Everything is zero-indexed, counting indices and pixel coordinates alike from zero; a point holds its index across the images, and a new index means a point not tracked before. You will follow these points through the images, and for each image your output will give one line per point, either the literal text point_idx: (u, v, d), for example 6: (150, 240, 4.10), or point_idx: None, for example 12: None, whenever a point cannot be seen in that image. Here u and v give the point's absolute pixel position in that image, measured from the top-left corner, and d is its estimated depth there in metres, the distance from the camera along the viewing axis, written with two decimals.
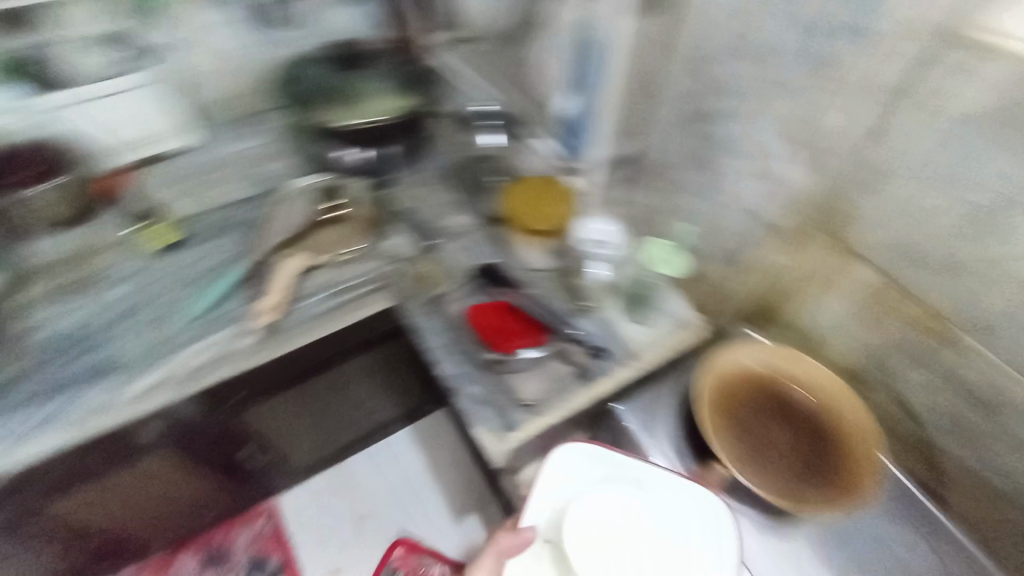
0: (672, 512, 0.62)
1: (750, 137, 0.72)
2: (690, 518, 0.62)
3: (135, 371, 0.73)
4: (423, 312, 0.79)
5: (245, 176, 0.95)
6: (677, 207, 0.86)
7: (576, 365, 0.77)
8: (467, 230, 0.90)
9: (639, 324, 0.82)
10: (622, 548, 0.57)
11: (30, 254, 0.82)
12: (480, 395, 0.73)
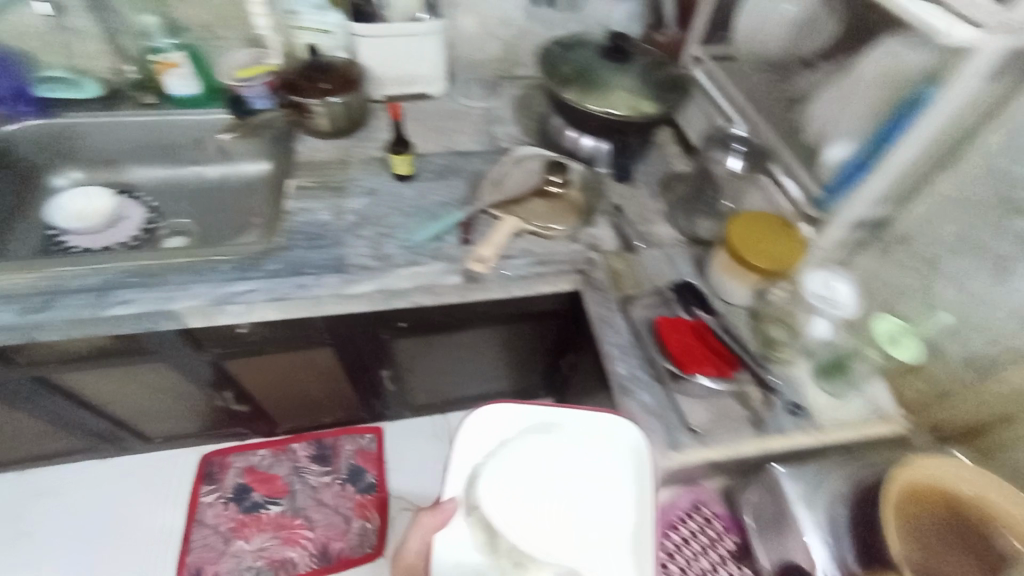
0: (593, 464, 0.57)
1: None
2: (584, 445, 0.58)
3: (357, 267, 0.81)
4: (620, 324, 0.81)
5: (485, 132, 1.07)
6: (930, 295, 0.73)
7: (754, 412, 0.73)
8: (670, 243, 0.92)
9: (828, 394, 0.76)
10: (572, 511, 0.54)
11: (305, 155, 0.98)
12: (650, 405, 0.72)
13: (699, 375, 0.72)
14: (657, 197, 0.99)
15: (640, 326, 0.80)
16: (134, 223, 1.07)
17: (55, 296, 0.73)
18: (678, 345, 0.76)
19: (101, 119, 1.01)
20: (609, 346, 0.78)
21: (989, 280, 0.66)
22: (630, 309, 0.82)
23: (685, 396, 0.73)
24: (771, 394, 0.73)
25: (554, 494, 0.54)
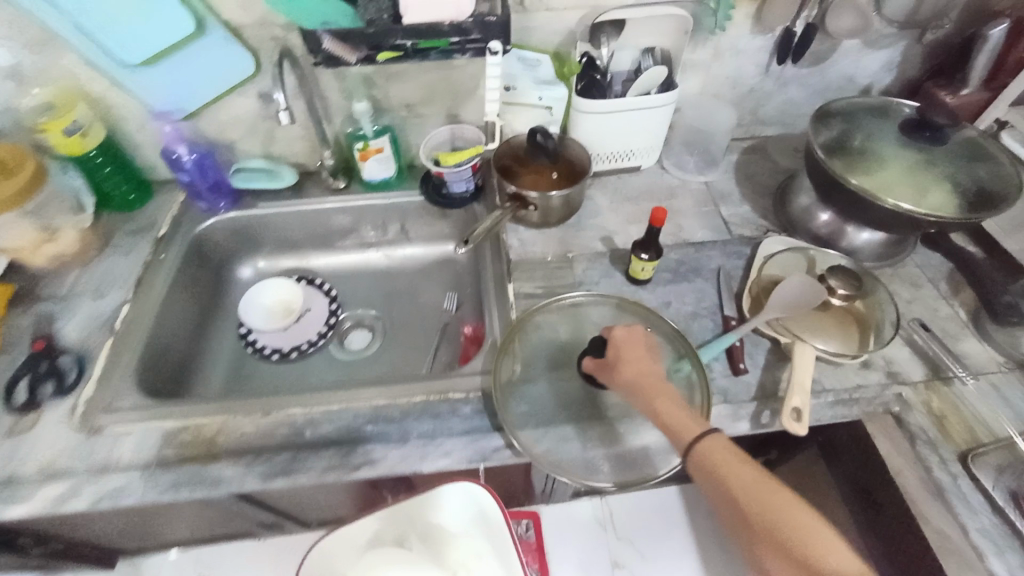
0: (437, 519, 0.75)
1: None
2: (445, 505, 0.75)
3: (625, 414, 0.68)
4: (972, 497, 0.62)
5: (715, 213, 0.91)
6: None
7: None
8: (994, 368, 0.72)
9: None
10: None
11: (520, 250, 0.85)
12: None
13: None
14: (951, 299, 0.79)
15: (1002, 503, 0.61)
16: (320, 317, 0.95)
17: (299, 452, 0.65)
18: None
19: (292, 209, 0.94)
20: (971, 533, 0.60)
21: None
22: (982, 473, 0.63)
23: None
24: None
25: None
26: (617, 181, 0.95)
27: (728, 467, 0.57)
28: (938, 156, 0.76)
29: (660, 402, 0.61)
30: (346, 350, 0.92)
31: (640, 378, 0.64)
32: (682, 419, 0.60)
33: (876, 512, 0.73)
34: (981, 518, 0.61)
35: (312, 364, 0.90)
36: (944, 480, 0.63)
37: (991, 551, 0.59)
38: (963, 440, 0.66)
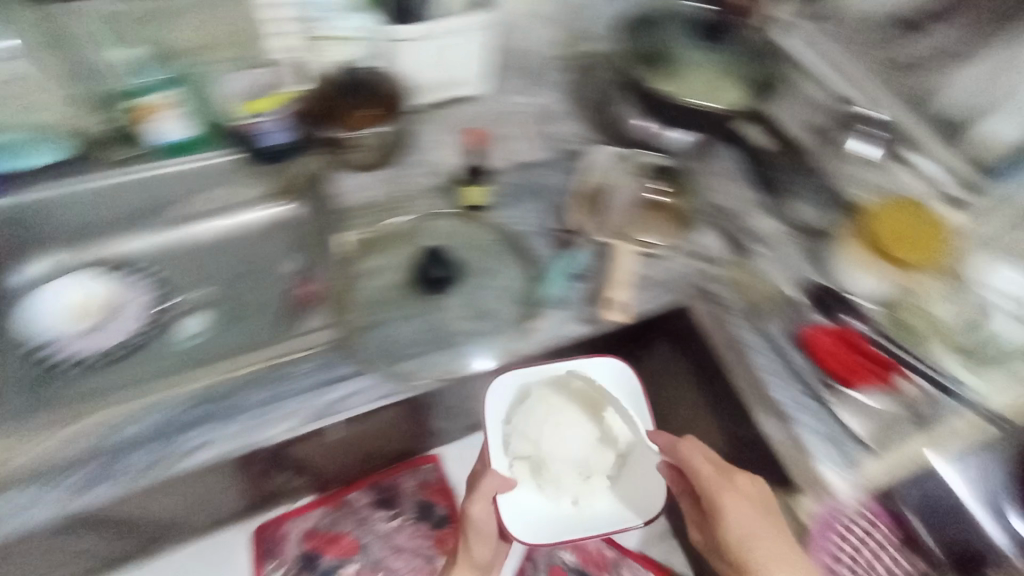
0: (580, 385, 0.70)
1: None
2: (595, 376, 0.69)
3: (468, 338, 0.69)
4: (763, 345, 0.74)
5: (544, 135, 0.92)
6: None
7: (912, 407, 0.71)
8: (780, 236, 0.84)
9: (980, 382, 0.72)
10: (576, 451, 0.68)
11: (349, 197, 0.80)
12: (823, 431, 0.69)
13: (864, 393, 0.71)
14: (747, 184, 0.89)
15: (783, 346, 0.74)
16: (135, 312, 0.81)
17: (118, 454, 0.58)
18: (840, 364, 0.72)
19: (66, 189, 0.79)
20: (760, 374, 0.72)
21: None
22: (764, 324, 0.76)
23: (842, 409, 0.70)
24: (932, 399, 0.71)
25: (564, 454, 0.68)
26: (446, 111, 0.92)
27: (711, 499, 0.66)
28: (725, 57, 0.85)
29: (704, 479, 0.66)
30: (174, 340, 0.80)
31: (691, 462, 0.66)
32: (707, 462, 0.67)
33: (715, 383, 0.77)
34: (772, 360, 0.73)
35: (131, 368, 0.76)
36: (743, 338, 0.74)
37: (777, 387, 0.71)
38: (756, 301, 0.77)
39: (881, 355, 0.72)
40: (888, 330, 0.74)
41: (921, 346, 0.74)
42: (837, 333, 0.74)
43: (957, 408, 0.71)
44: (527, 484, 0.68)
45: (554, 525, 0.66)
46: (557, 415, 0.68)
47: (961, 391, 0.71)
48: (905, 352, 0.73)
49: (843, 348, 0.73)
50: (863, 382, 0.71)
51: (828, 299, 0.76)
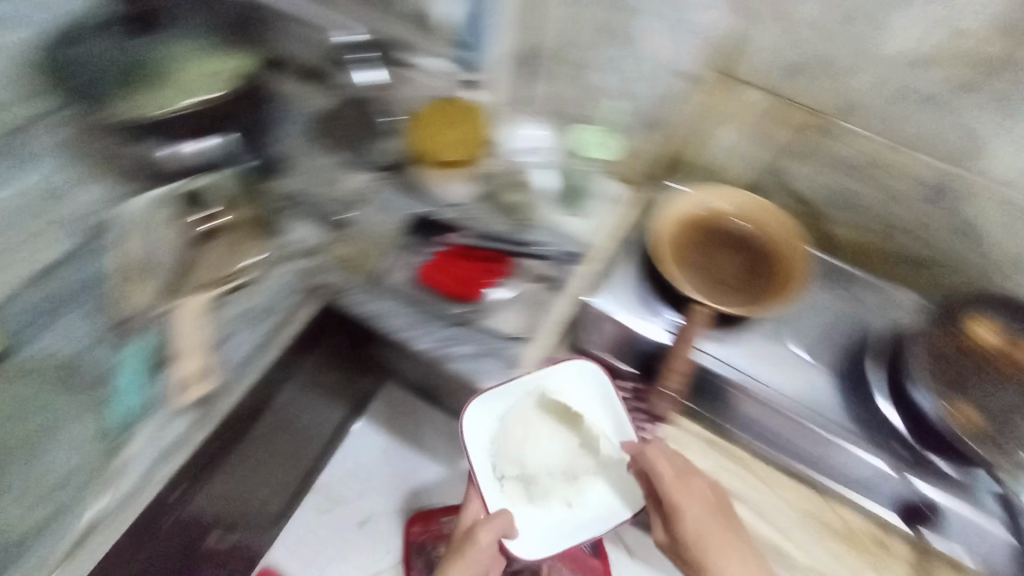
0: (562, 392, 0.70)
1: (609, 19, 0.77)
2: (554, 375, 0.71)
3: (51, 521, 0.55)
4: (394, 303, 0.71)
5: (59, 229, 0.74)
6: (588, 89, 0.86)
7: (539, 277, 0.76)
8: (368, 186, 0.79)
9: (572, 215, 0.82)
10: (551, 459, 0.69)
11: None
12: (474, 349, 0.71)
13: (488, 293, 0.72)
14: (315, 148, 0.80)
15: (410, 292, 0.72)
16: None
17: None
18: (457, 288, 0.72)
19: None
20: (401, 333, 0.70)
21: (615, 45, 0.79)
22: (385, 284, 0.72)
23: (487, 317, 0.72)
24: (551, 259, 0.77)
25: (532, 466, 0.69)
26: None
27: (672, 506, 0.65)
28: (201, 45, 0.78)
29: (674, 492, 0.65)
30: None
31: (677, 478, 0.66)
32: (673, 469, 0.66)
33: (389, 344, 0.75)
34: (409, 312, 0.71)
35: None
36: (373, 309, 0.71)
37: (421, 335, 0.70)
38: (367, 263, 0.73)
39: (484, 245, 0.75)
40: (482, 222, 0.77)
41: (513, 218, 0.79)
42: (439, 257, 0.74)
43: (569, 249, 0.78)
44: (519, 502, 0.70)
45: (538, 535, 0.68)
46: (546, 424, 0.71)
47: (559, 233, 0.79)
48: (504, 233, 0.77)
49: (452, 262, 0.74)
50: (482, 288, 0.72)
51: (420, 229, 0.76)
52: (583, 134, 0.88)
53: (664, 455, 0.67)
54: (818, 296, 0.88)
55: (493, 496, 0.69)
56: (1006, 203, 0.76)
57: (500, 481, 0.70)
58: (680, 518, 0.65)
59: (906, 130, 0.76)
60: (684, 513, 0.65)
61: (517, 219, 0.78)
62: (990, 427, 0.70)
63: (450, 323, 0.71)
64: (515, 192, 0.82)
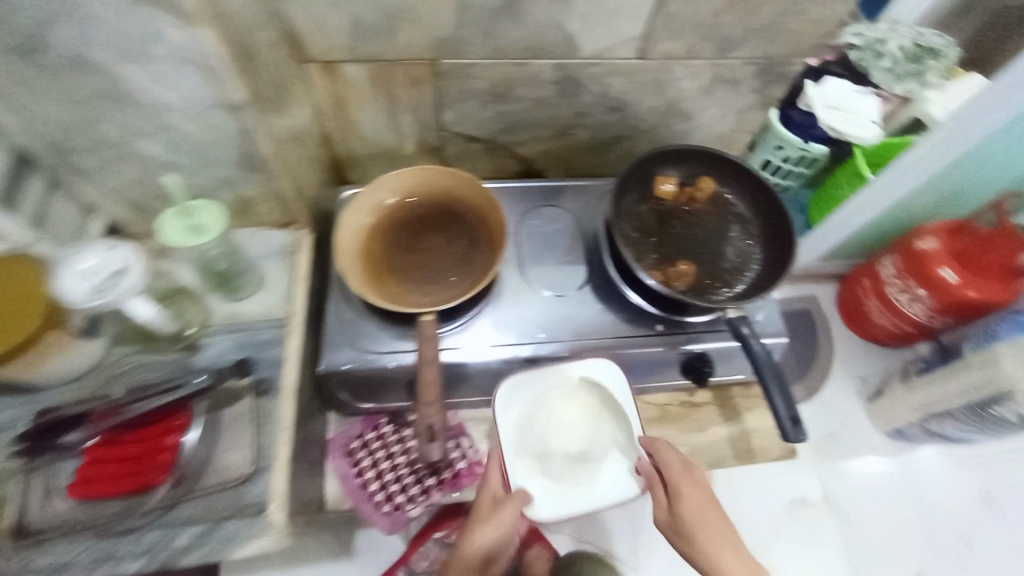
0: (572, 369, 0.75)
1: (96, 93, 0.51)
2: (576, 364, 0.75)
3: None
4: (79, 538, 0.56)
5: None
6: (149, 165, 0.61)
7: (245, 394, 0.64)
8: None
9: (242, 301, 0.71)
10: (566, 445, 0.73)
11: None
12: (205, 525, 0.58)
13: (178, 453, 0.59)
14: None
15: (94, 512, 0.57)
16: None
17: None
18: (125, 478, 0.57)
19: None
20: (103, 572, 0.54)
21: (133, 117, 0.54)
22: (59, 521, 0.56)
23: (206, 474, 0.61)
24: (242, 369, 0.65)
25: (556, 447, 0.73)
26: None
27: (677, 490, 0.67)
28: None
29: (681, 479, 0.67)
30: None
31: (676, 468, 0.68)
32: (678, 461, 0.69)
33: None
34: (107, 536, 0.56)
35: None
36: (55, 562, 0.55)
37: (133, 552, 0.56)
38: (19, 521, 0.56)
39: (138, 418, 0.58)
40: (138, 376, 0.64)
41: (175, 346, 0.67)
42: (94, 456, 0.58)
43: (263, 343, 0.68)
44: (544, 482, 0.72)
45: (562, 504, 0.71)
46: (559, 408, 0.75)
47: (237, 331, 0.69)
48: (170, 372, 0.65)
49: (116, 453, 0.58)
50: (157, 455, 0.58)
51: (44, 446, 0.57)
52: (170, 239, 0.58)
53: (669, 454, 0.69)
54: (518, 224, 0.87)
55: (523, 471, 0.72)
56: (620, 72, 0.79)
57: (525, 461, 0.72)
58: (687, 503, 0.66)
59: (506, 48, 0.73)
60: (688, 501, 0.66)
61: (177, 344, 0.66)
62: (701, 270, 0.79)
63: (164, 513, 0.58)
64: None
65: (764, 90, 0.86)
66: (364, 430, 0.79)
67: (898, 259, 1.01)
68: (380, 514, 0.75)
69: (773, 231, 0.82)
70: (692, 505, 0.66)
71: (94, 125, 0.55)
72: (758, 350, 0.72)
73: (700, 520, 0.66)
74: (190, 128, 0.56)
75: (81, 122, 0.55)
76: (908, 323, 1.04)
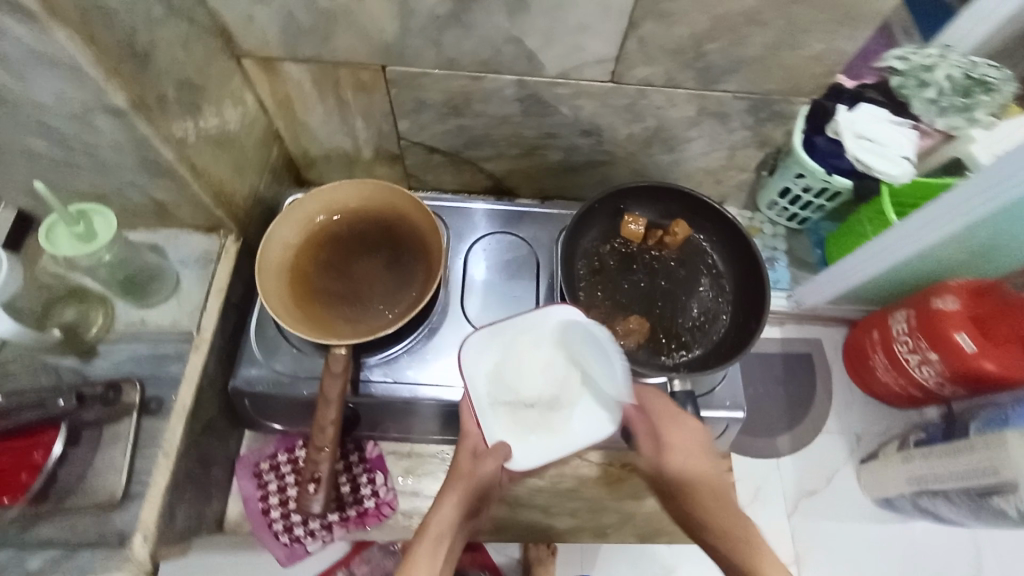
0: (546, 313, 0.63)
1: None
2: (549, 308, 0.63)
3: None
4: None
5: None
6: (51, 166, 0.58)
7: (129, 409, 0.58)
8: None
9: (148, 308, 0.65)
10: (543, 394, 0.61)
11: None
12: (62, 551, 0.54)
13: (39, 475, 0.54)
14: None
15: None
16: None
17: None
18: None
19: None
20: None
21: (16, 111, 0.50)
22: None
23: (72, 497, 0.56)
24: (131, 383, 0.60)
25: (530, 398, 0.61)
26: None
27: (666, 438, 0.62)
28: None
29: (668, 430, 0.62)
30: None
31: (663, 412, 0.62)
32: (665, 408, 0.63)
33: None
34: None
35: None
36: None
37: None
38: None
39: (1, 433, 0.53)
40: (14, 384, 0.59)
41: (62, 354, 0.61)
42: None
43: (160, 358, 0.63)
44: (522, 435, 0.61)
45: (535, 453, 0.61)
46: (534, 353, 0.62)
47: (133, 344, 0.64)
48: (49, 383, 0.60)
49: None
50: (21, 472, 0.54)
51: None
52: (53, 247, 0.54)
53: (657, 401, 0.63)
54: (468, 249, 0.81)
55: (499, 423, 0.62)
56: (589, 94, 0.71)
57: (497, 410, 0.63)
58: (672, 451, 0.61)
59: (459, 59, 0.66)
60: (674, 448, 0.61)
61: (61, 351, 0.61)
62: (656, 326, 0.72)
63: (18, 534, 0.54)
64: (54, 312, 0.62)
65: (758, 127, 0.76)
66: (276, 451, 0.75)
67: (913, 317, 0.94)
68: (278, 543, 0.71)
69: (745, 289, 0.74)
70: (678, 452, 0.61)
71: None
72: (692, 416, 0.64)
73: (686, 472, 0.60)
74: (71, 126, 0.52)
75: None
76: (913, 385, 0.98)
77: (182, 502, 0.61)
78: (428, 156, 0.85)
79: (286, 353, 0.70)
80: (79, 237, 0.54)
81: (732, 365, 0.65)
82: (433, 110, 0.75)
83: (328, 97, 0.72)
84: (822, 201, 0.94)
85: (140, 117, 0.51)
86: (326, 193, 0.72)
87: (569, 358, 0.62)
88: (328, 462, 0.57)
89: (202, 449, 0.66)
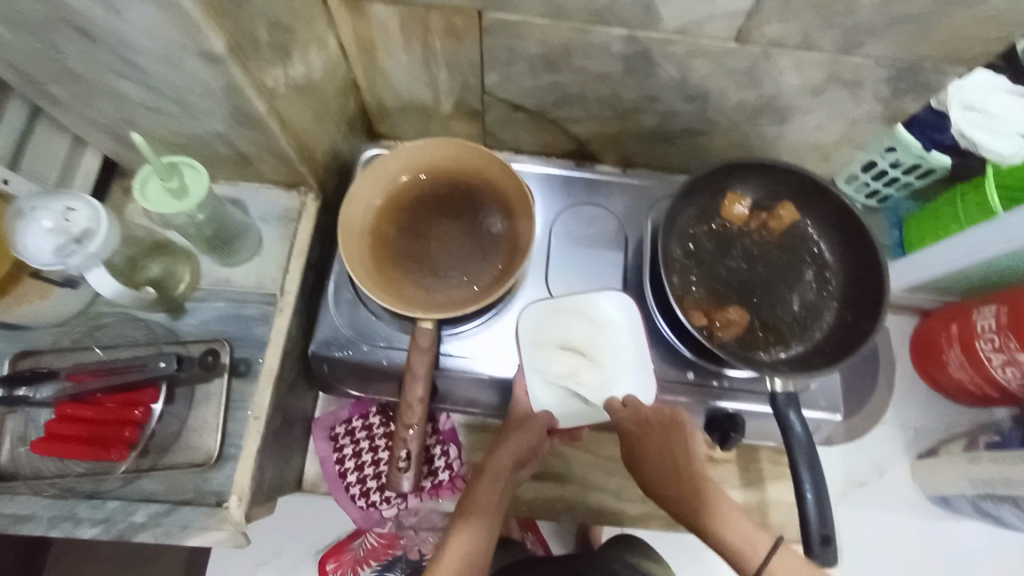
0: (594, 298, 0.68)
1: (76, 25, 0.44)
2: (597, 294, 0.69)
3: None
4: (33, 493, 0.54)
5: None
6: (139, 114, 0.55)
7: (221, 369, 0.60)
8: None
9: (236, 268, 0.64)
10: (579, 363, 0.67)
11: None
12: (162, 503, 0.56)
13: (142, 431, 0.56)
14: None
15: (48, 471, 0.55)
16: None
17: None
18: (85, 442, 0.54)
19: None
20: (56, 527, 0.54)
21: (107, 54, 0.47)
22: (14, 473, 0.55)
23: (168, 450, 0.58)
24: (221, 343, 0.60)
25: (568, 365, 0.67)
26: None
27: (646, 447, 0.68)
28: None
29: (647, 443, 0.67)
30: None
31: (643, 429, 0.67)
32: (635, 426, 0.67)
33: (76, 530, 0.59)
34: (60, 495, 0.55)
35: None
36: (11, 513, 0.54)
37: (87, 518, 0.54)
38: None
39: (111, 388, 0.55)
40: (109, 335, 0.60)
41: (154, 311, 0.61)
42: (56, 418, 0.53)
43: (247, 320, 0.63)
44: (561, 397, 0.67)
45: (573, 413, 0.67)
46: (576, 330, 0.68)
47: (219, 303, 0.63)
48: (142, 339, 0.60)
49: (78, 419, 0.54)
50: (124, 428, 0.55)
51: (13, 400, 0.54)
52: (147, 202, 0.52)
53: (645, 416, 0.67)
54: (551, 220, 0.76)
55: (541, 385, 0.67)
56: (705, 54, 0.63)
57: (542, 377, 0.67)
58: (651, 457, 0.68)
59: (569, 8, 0.59)
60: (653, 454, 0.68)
61: (154, 306, 0.60)
62: (754, 316, 0.68)
63: (122, 481, 0.56)
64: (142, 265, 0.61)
65: (893, 100, 0.67)
66: (350, 417, 0.76)
67: (1004, 313, 0.86)
68: (354, 505, 0.75)
69: (855, 283, 0.68)
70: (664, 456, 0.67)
71: (57, 55, 0.48)
72: (799, 438, 0.59)
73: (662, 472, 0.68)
74: (161, 68, 0.48)
75: (41, 49, 0.48)
76: (990, 384, 0.91)
77: (269, 461, 0.62)
78: (515, 113, 0.79)
79: (365, 321, 0.69)
80: (173, 194, 0.53)
81: (838, 368, 0.61)
82: (529, 64, 0.68)
83: (415, 44, 0.67)
84: (911, 178, 0.91)
85: (235, 64, 0.47)
86: (412, 147, 0.67)
87: (609, 337, 0.67)
88: (416, 440, 0.58)
89: (286, 410, 0.66)
